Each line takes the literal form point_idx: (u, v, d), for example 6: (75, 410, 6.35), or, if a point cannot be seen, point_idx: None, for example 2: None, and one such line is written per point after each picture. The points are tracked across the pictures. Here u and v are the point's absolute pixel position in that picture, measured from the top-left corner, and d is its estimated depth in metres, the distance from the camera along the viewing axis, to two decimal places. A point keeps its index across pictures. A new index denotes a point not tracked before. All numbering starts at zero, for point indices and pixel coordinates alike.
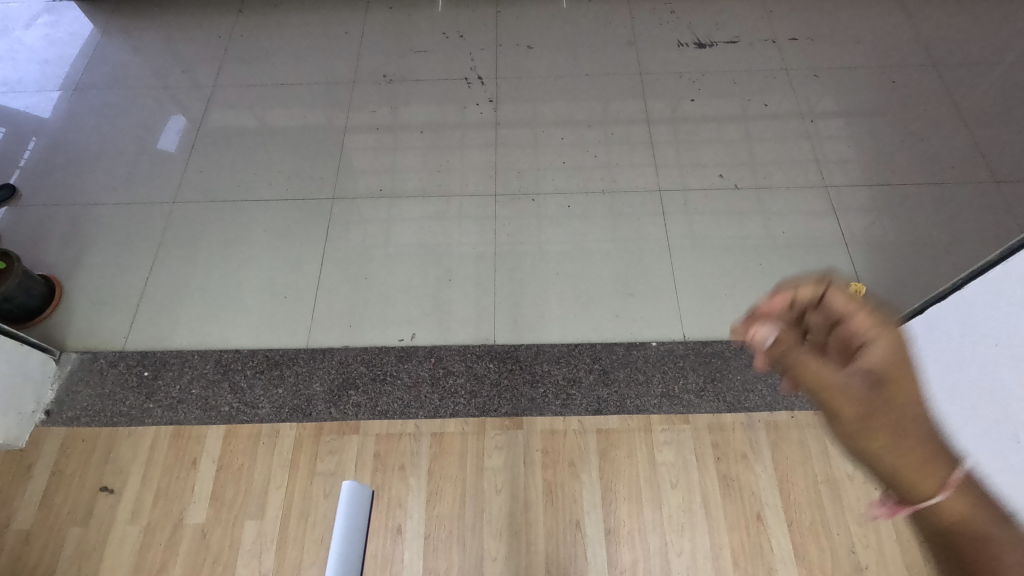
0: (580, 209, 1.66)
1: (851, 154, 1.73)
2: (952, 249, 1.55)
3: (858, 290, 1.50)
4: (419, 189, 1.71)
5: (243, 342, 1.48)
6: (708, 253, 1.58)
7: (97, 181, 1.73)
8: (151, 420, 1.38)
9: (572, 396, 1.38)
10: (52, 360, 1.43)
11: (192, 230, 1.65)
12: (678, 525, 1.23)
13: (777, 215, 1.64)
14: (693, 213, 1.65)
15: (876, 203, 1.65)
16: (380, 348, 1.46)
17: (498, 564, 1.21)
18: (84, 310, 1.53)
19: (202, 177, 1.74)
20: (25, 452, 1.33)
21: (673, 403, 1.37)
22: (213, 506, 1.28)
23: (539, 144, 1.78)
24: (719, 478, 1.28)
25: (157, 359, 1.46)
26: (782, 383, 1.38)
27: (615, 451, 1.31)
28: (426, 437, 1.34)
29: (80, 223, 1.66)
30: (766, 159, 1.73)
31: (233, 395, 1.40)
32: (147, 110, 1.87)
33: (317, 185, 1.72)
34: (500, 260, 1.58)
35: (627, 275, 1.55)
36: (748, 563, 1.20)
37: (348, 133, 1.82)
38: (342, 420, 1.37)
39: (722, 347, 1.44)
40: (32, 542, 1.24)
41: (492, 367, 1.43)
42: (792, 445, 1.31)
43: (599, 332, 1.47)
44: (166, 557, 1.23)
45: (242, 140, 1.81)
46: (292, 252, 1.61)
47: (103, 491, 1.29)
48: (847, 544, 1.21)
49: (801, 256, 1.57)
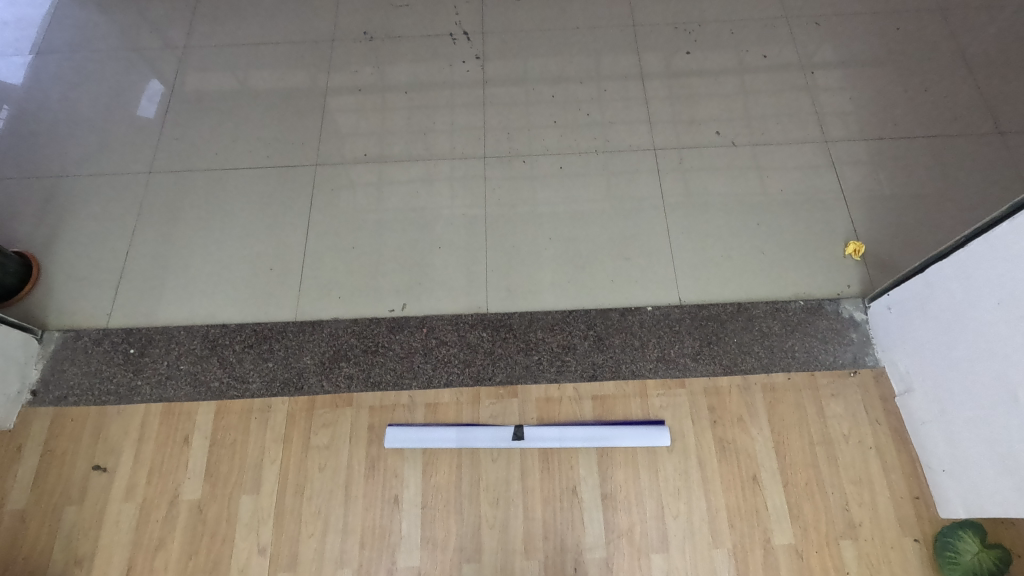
0: (571, 170, 1.61)
1: (853, 107, 1.67)
2: (954, 203, 1.52)
3: (857, 248, 1.47)
4: (406, 152, 1.64)
5: (229, 316, 1.45)
6: (704, 214, 1.54)
7: (68, 152, 1.65)
8: (140, 397, 1.35)
9: (567, 363, 1.37)
10: (34, 339, 1.39)
11: (171, 201, 1.59)
12: (675, 489, 1.24)
13: (776, 172, 1.59)
14: (689, 172, 1.60)
15: (878, 157, 1.60)
16: (371, 319, 1.43)
17: (495, 531, 1.22)
18: (64, 287, 1.48)
19: (178, 145, 1.67)
20: (14, 433, 1.31)
21: (669, 367, 1.35)
22: (208, 483, 1.27)
23: (529, 102, 1.71)
24: (715, 441, 1.28)
25: (142, 335, 1.42)
26: (779, 345, 1.37)
27: (611, 418, 1.31)
28: (420, 408, 1.33)
29: (52, 197, 1.59)
30: (765, 114, 1.67)
31: (222, 370, 1.38)
32: (116, 75, 1.78)
33: (299, 151, 1.65)
34: (491, 226, 1.54)
35: (621, 239, 1.51)
36: (743, 524, 1.21)
37: (329, 95, 1.74)
38: (335, 392, 1.35)
39: (718, 310, 1.42)
40: (27, 522, 1.23)
41: (486, 337, 1.40)
42: (788, 406, 1.31)
43: (593, 297, 1.44)
44: (164, 533, 1.23)
45: (218, 105, 1.72)
46: (276, 223, 1.56)
47: (96, 470, 1.28)
48: (841, 503, 1.22)
49: (800, 214, 1.53)
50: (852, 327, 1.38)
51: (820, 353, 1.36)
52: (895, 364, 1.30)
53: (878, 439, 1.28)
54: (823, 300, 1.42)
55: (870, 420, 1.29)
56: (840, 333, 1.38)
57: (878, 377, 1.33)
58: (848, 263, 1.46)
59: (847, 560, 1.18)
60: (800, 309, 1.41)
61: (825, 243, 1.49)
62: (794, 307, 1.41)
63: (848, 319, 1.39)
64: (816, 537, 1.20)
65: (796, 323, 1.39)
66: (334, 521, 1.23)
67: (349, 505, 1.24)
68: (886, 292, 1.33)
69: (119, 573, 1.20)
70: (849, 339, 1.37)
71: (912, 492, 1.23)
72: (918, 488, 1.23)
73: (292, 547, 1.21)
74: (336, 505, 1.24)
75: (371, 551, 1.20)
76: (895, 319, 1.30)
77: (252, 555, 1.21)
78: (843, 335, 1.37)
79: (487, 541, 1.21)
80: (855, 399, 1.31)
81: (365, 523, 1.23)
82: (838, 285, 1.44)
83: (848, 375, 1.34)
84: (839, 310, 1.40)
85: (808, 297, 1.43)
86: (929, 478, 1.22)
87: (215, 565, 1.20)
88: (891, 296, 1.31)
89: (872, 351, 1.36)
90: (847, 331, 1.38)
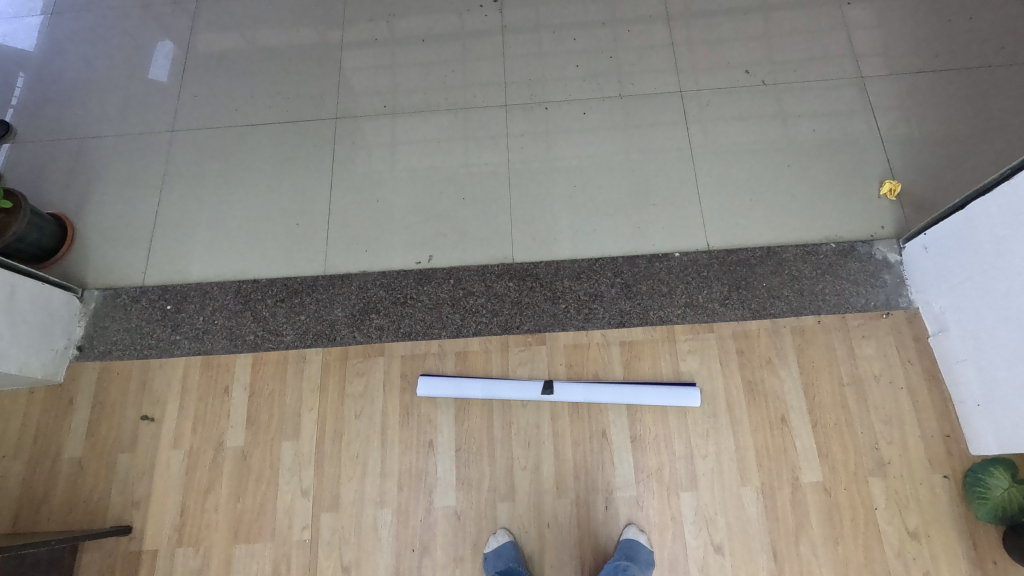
0: (595, 116, 1.57)
1: (890, 40, 1.59)
2: (996, 138, 1.45)
3: (893, 188, 1.42)
4: (425, 104, 1.62)
5: (260, 272, 1.47)
6: (733, 158, 1.50)
7: (90, 114, 1.66)
8: (180, 351, 1.40)
9: (594, 310, 1.37)
10: (76, 297, 1.43)
11: (195, 160, 1.60)
12: (703, 431, 1.26)
13: (808, 112, 1.53)
14: (716, 115, 1.55)
15: (916, 92, 1.53)
16: (398, 271, 1.44)
17: (527, 473, 1.26)
18: (98, 247, 1.52)
19: (197, 103, 1.66)
20: (65, 386, 1.37)
21: (697, 313, 1.35)
22: (250, 430, 1.32)
23: (549, 49, 1.66)
24: (745, 384, 1.29)
25: (178, 292, 1.46)
26: (810, 289, 1.35)
27: (639, 363, 1.32)
28: (451, 356, 1.36)
29: (80, 159, 1.61)
30: (796, 51, 1.60)
31: (257, 324, 1.41)
32: (131, 34, 1.76)
33: (318, 106, 1.64)
34: (513, 177, 1.52)
35: (647, 185, 1.49)
36: (772, 464, 1.23)
37: (345, 48, 1.71)
38: (366, 343, 1.38)
39: (747, 255, 1.40)
40: (84, 469, 1.30)
41: (512, 286, 1.41)
42: (819, 348, 1.31)
43: (620, 245, 1.43)
44: (212, 477, 1.29)
45: (234, 62, 1.70)
46: (299, 178, 1.56)
47: (144, 419, 1.34)
48: (871, 442, 1.24)
49: (832, 155, 1.48)
50: (885, 269, 1.36)
51: (852, 295, 1.34)
52: (931, 305, 1.28)
53: (909, 378, 1.27)
54: (855, 242, 1.39)
55: (901, 361, 1.29)
56: (872, 275, 1.35)
57: (911, 318, 1.32)
58: (882, 204, 1.43)
59: (875, 496, 1.20)
60: (832, 252, 1.38)
61: (859, 184, 1.45)
62: (825, 250, 1.38)
63: (881, 261, 1.37)
64: (844, 474, 1.22)
65: (827, 266, 1.37)
66: (372, 464, 1.28)
67: (386, 450, 1.29)
68: (922, 232, 1.30)
69: (174, 515, 1.27)
70: (882, 281, 1.35)
71: (943, 430, 1.23)
72: (949, 427, 1.23)
73: (334, 489, 1.27)
74: (374, 450, 1.29)
75: (409, 492, 1.26)
76: (932, 259, 1.27)
77: (296, 497, 1.27)
78: (876, 277, 1.35)
79: (520, 481, 1.25)
80: (887, 340, 1.30)
81: (402, 466, 1.27)
82: (871, 226, 1.41)
83: (880, 317, 1.32)
84: (872, 252, 1.38)
85: (840, 239, 1.40)
86: (962, 416, 1.23)
87: (262, 506, 1.26)
88: (928, 236, 1.27)
89: (906, 293, 1.34)
90: (880, 274, 1.36)
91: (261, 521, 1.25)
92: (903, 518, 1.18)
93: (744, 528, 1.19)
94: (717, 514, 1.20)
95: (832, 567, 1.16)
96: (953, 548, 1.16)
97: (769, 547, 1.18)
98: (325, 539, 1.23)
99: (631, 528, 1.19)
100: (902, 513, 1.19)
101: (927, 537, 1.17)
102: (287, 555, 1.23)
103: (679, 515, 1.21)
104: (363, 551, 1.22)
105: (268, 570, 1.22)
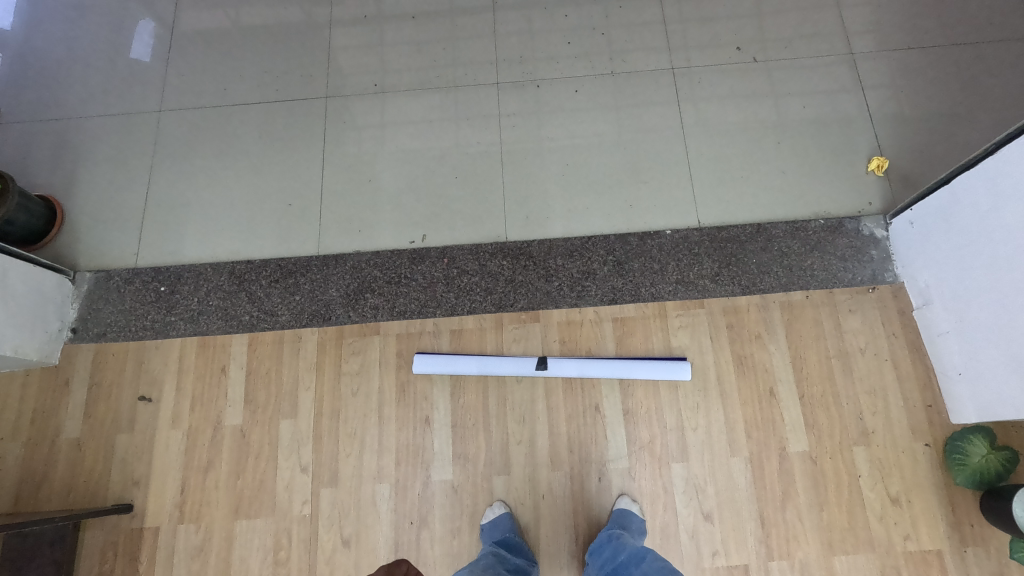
0: (587, 94, 1.57)
1: (880, 17, 1.59)
2: (981, 115, 1.47)
3: (881, 163, 1.43)
4: (416, 83, 1.61)
5: (253, 254, 1.47)
6: (724, 136, 1.50)
7: (75, 93, 1.63)
8: (175, 332, 1.40)
9: (587, 288, 1.39)
10: (68, 280, 1.43)
11: (184, 140, 1.58)
12: (694, 404, 1.29)
13: (798, 90, 1.54)
14: (705, 93, 1.55)
15: (904, 71, 1.54)
16: (392, 251, 1.45)
17: (522, 447, 1.28)
18: (89, 230, 1.51)
19: (184, 82, 1.64)
20: (60, 367, 1.37)
21: (688, 290, 1.37)
22: (248, 409, 1.34)
23: (540, 25, 1.64)
24: (734, 358, 1.32)
25: (171, 274, 1.46)
26: (798, 264, 1.38)
27: (631, 338, 1.34)
28: (445, 334, 1.37)
29: (67, 139, 1.59)
30: (788, 29, 1.60)
31: (252, 305, 1.42)
32: (113, 10, 1.72)
33: (308, 84, 1.62)
34: (506, 155, 1.52)
35: (639, 163, 1.49)
36: (760, 434, 1.27)
37: (334, 27, 1.68)
38: (361, 322, 1.39)
39: (738, 231, 1.42)
40: (84, 448, 1.32)
41: (506, 265, 1.42)
42: (807, 323, 1.33)
43: (611, 223, 1.44)
44: (212, 455, 1.31)
45: (221, 40, 1.68)
46: (289, 158, 1.55)
47: (142, 400, 1.35)
48: (855, 413, 1.27)
49: (822, 133, 1.49)
50: (872, 244, 1.38)
51: (839, 271, 1.37)
52: (916, 279, 1.31)
53: (893, 351, 1.31)
54: (844, 219, 1.41)
55: (886, 333, 1.32)
56: (860, 250, 1.38)
57: (897, 292, 1.34)
58: (870, 180, 1.45)
59: (859, 464, 1.24)
60: (821, 228, 1.40)
61: (847, 161, 1.47)
62: (814, 226, 1.41)
63: (868, 237, 1.39)
64: (830, 444, 1.25)
65: (815, 242, 1.39)
66: (369, 441, 1.30)
67: (383, 426, 1.31)
68: (909, 208, 1.32)
69: (175, 492, 1.29)
70: (869, 257, 1.37)
71: (925, 401, 1.27)
72: (931, 398, 1.27)
73: (332, 465, 1.29)
74: (371, 426, 1.31)
75: (407, 467, 1.28)
76: (918, 234, 1.29)
77: (295, 473, 1.29)
78: (863, 252, 1.38)
79: (515, 455, 1.28)
80: (873, 314, 1.33)
81: (400, 442, 1.30)
82: (860, 203, 1.43)
83: (866, 292, 1.35)
84: (860, 229, 1.40)
85: (829, 216, 1.42)
86: (944, 387, 1.26)
87: (262, 483, 1.28)
88: (914, 212, 1.29)
89: (892, 268, 1.36)
90: (867, 249, 1.38)
91: (261, 497, 1.27)
92: (886, 485, 1.23)
93: (732, 496, 1.23)
94: (706, 484, 1.24)
95: (817, 533, 1.20)
96: (933, 512, 1.20)
97: (757, 514, 1.22)
98: (325, 513, 1.26)
99: (624, 498, 1.23)
100: (884, 480, 1.23)
101: (908, 503, 1.21)
102: (288, 529, 1.25)
103: (669, 485, 1.24)
104: (363, 525, 1.25)
105: (269, 544, 1.25)
